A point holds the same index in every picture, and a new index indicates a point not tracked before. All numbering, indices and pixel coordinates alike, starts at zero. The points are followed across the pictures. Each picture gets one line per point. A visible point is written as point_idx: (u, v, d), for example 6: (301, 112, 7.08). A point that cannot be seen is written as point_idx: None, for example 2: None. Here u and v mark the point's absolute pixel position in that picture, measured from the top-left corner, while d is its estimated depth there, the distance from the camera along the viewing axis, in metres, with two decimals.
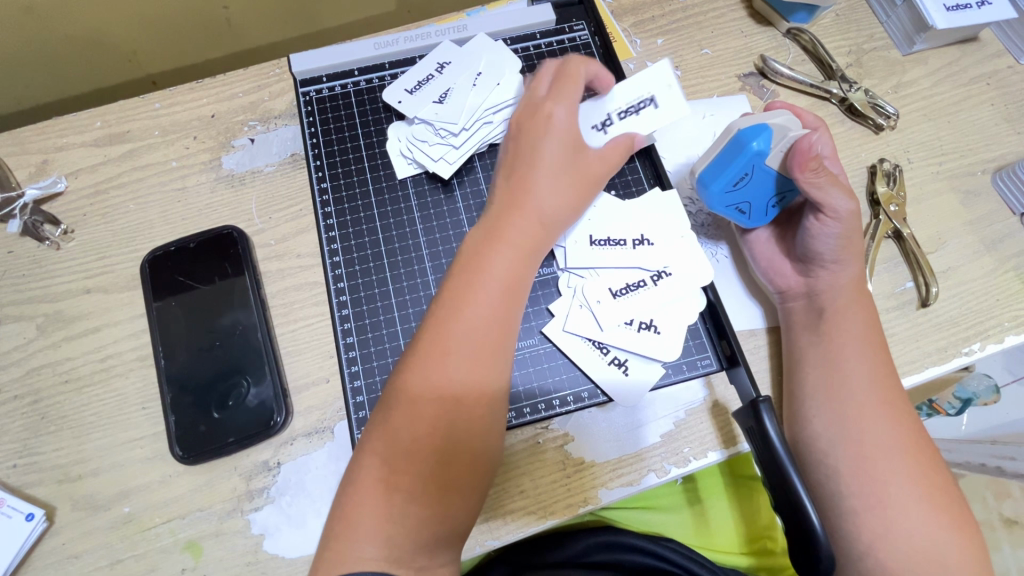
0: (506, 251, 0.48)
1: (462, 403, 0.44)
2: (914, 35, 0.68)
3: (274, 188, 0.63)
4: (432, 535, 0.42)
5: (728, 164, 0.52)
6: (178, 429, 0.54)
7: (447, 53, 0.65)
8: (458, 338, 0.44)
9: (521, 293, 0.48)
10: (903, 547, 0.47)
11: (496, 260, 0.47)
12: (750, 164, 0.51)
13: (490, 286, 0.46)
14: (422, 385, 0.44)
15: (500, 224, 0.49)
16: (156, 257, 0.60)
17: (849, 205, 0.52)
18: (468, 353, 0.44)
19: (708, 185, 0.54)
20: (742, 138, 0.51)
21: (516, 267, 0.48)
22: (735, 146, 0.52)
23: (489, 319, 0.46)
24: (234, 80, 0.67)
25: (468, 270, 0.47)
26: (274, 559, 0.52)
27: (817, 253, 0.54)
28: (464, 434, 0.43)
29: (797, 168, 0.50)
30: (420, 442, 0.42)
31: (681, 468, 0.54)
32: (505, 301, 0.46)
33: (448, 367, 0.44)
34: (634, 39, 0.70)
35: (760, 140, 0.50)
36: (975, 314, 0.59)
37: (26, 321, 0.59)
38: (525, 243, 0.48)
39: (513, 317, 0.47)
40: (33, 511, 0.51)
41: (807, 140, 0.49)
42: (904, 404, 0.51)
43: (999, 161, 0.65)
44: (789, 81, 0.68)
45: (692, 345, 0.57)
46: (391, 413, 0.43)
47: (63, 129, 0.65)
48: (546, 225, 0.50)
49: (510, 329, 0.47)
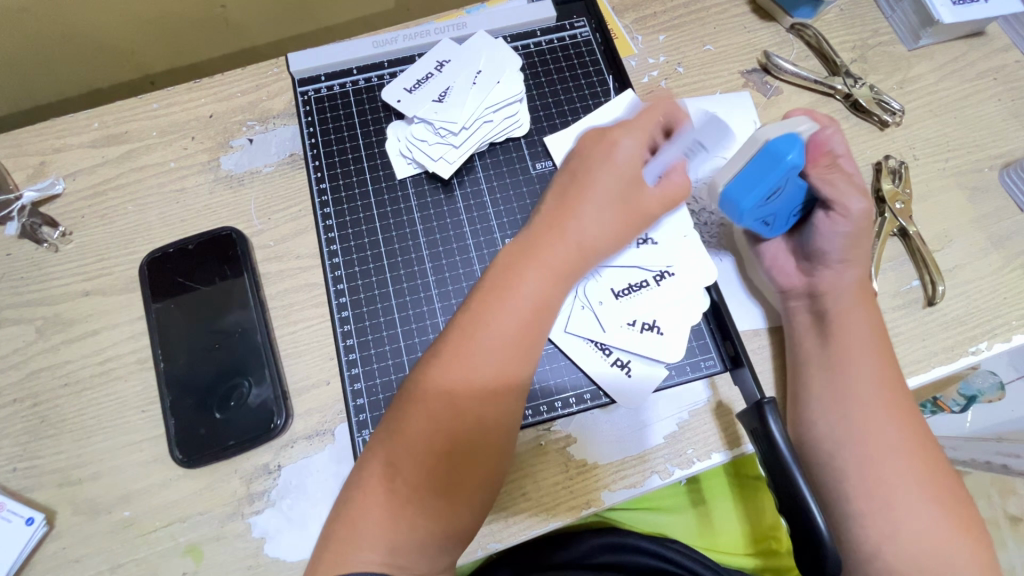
0: (540, 270, 0.46)
1: (480, 412, 0.43)
2: (920, 29, 0.67)
3: (273, 188, 0.63)
4: (436, 544, 0.41)
5: (763, 177, 0.50)
6: (178, 432, 0.54)
7: (446, 50, 0.65)
8: (482, 348, 0.44)
9: (550, 314, 0.47)
10: (912, 549, 0.46)
11: (527, 281, 0.46)
12: (787, 176, 0.50)
13: (519, 303, 0.45)
14: (439, 389, 0.43)
15: (536, 242, 0.48)
16: (155, 259, 0.59)
17: (860, 204, 0.52)
18: (490, 364, 0.44)
19: (742, 203, 0.52)
20: (776, 150, 0.49)
21: (548, 289, 0.46)
22: (769, 159, 0.50)
23: (515, 332, 0.45)
24: (233, 80, 0.67)
25: (502, 285, 0.46)
26: (275, 562, 0.51)
27: (823, 252, 0.54)
28: (478, 443, 0.43)
29: (810, 164, 0.52)
30: (429, 455, 0.42)
31: (686, 469, 0.53)
32: (533, 318, 0.45)
33: (469, 375, 0.43)
34: (636, 35, 0.69)
35: (795, 150, 0.49)
36: (982, 313, 0.58)
37: (26, 323, 0.59)
38: (559, 264, 0.47)
39: (535, 338, 0.46)
40: (33, 516, 0.51)
41: (822, 135, 0.51)
42: (911, 405, 0.51)
43: (1007, 156, 0.65)
44: (794, 77, 0.67)
45: (695, 345, 0.57)
46: (406, 417, 0.43)
47: (61, 130, 0.65)
48: (583, 247, 0.48)
49: (535, 345, 0.46)
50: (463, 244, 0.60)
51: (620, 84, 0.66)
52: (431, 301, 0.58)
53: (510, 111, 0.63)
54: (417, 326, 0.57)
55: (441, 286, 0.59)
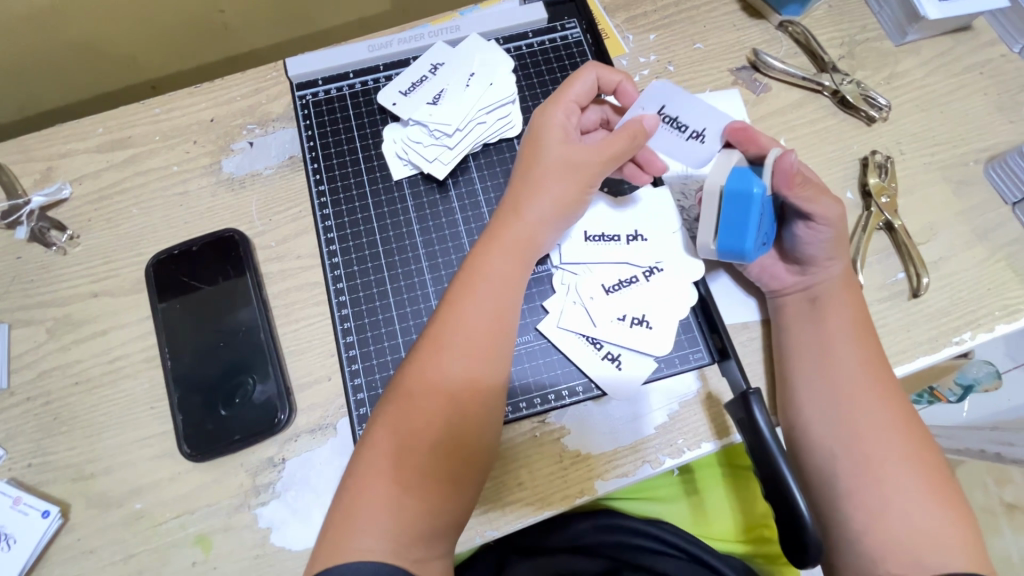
0: (503, 256, 0.50)
1: (458, 397, 0.46)
2: (906, 25, 0.68)
3: (274, 190, 0.64)
4: (428, 526, 0.43)
5: (743, 220, 0.49)
6: (186, 429, 0.56)
7: (440, 53, 0.66)
8: (455, 332, 0.47)
9: (516, 296, 0.50)
10: (900, 527, 0.47)
11: (495, 262, 0.50)
12: (762, 207, 0.49)
13: (487, 290, 0.49)
14: (418, 375, 0.46)
15: (498, 232, 0.52)
16: (161, 261, 0.61)
17: (837, 209, 0.53)
18: (465, 349, 0.46)
19: (740, 248, 0.51)
20: (738, 192, 0.48)
21: (512, 270, 0.50)
22: (736, 202, 0.48)
23: (485, 319, 0.48)
24: (232, 84, 0.68)
25: (470, 275, 0.50)
26: (282, 551, 0.53)
27: (812, 256, 0.55)
28: (455, 426, 0.45)
29: (786, 187, 0.50)
30: (413, 436, 0.44)
31: (676, 459, 0.55)
32: (501, 301, 0.49)
33: (443, 361, 0.46)
34: (627, 35, 0.70)
35: (757, 183, 0.47)
36: (967, 304, 0.60)
37: (36, 324, 0.61)
38: (520, 247, 0.51)
39: (508, 317, 0.49)
40: (49, 509, 0.53)
41: (787, 161, 0.49)
42: (893, 385, 0.52)
43: (992, 150, 0.66)
44: (782, 74, 0.68)
45: (684, 338, 0.58)
46: (391, 405, 0.46)
47: (66, 136, 0.67)
48: (538, 231, 0.52)
49: (507, 328, 0.49)
50: (458, 242, 0.62)
51: None
52: (428, 298, 0.60)
53: (503, 112, 0.64)
54: (414, 321, 0.59)
55: (438, 284, 0.60)
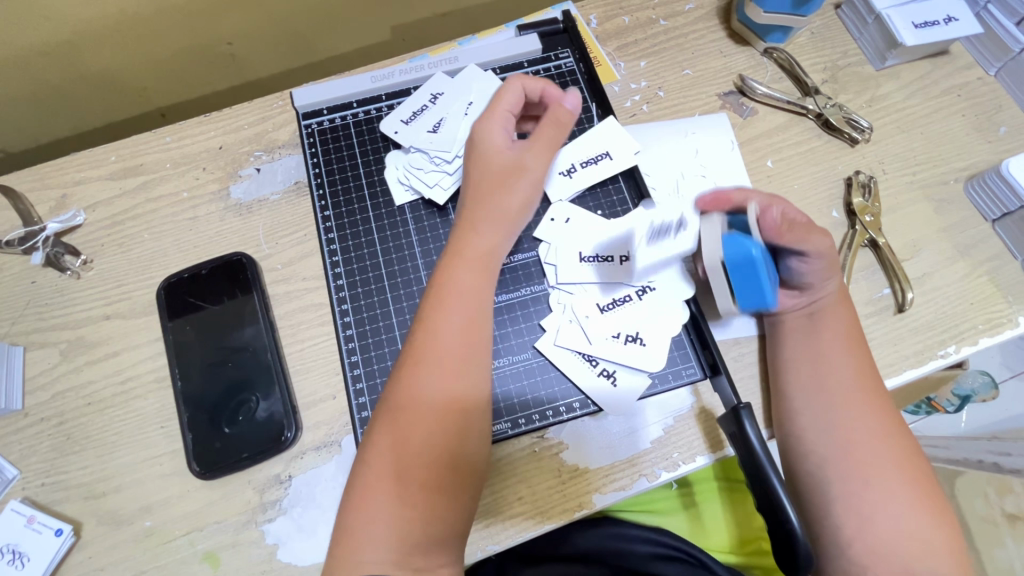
0: (467, 268, 0.53)
1: (439, 408, 0.48)
2: (885, 51, 0.71)
3: (280, 215, 0.67)
4: (427, 534, 0.44)
5: (756, 280, 0.52)
6: (196, 447, 0.58)
7: (440, 83, 0.69)
8: (431, 348, 0.49)
9: (487, 307, 0.52)
10: (888, 529, 0.49)
11: (460, 276, 0.52)
12: (765, 262, 0.52)
13: (458, 303, 0.51)
14: (401, 392, 0.48)
15: (461, 246, 0.54)
16: (171, 284, 0.63)
17: (826, 241, 0.54)
18: (442, 363, 0.49)
19: (763, 304, 0.53)
20: (739, 257, 0.51)
21: (477, 283, 0.53)
22: (740, 264, 0.52)
23: (457, 331, 0.50)
24: (240, 114, 0.71)
25: (439, 290, 0.52)
26: (288, 566, 0.55)
27: (806, 281, 0.56)
28: (441, 437, 0.47)
29: (777, 239, 0.53)
30: (404, 449, 0.46)
31: (671, 472, 0.56)
32: (472, 312, 0.51)
33: (423, 376, 0.48)
34: (618, 62, 0.73)
35: (752, 244, 0.51)
36: (951, 318, 0.62)
37: (50, 347, 0.63)
38: (481, 260, 0.54)
39: (480, 329, 0.51)
40: (62, 527, 0.55)
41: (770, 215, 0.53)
42: (883, 395, 0.54)
43: (971, 169, 0.68)
44: (766, 98, 0.71)
45: (677, 354, 0.60)
46: (383, 423, 0.47)
47: (80, 164, 0.69)
48: (498, 243, 0.55)
49: (479, 338, 0.51)
50: None
51: (603, 111, 0.70)
52: None
53: None
54: None
55: None
